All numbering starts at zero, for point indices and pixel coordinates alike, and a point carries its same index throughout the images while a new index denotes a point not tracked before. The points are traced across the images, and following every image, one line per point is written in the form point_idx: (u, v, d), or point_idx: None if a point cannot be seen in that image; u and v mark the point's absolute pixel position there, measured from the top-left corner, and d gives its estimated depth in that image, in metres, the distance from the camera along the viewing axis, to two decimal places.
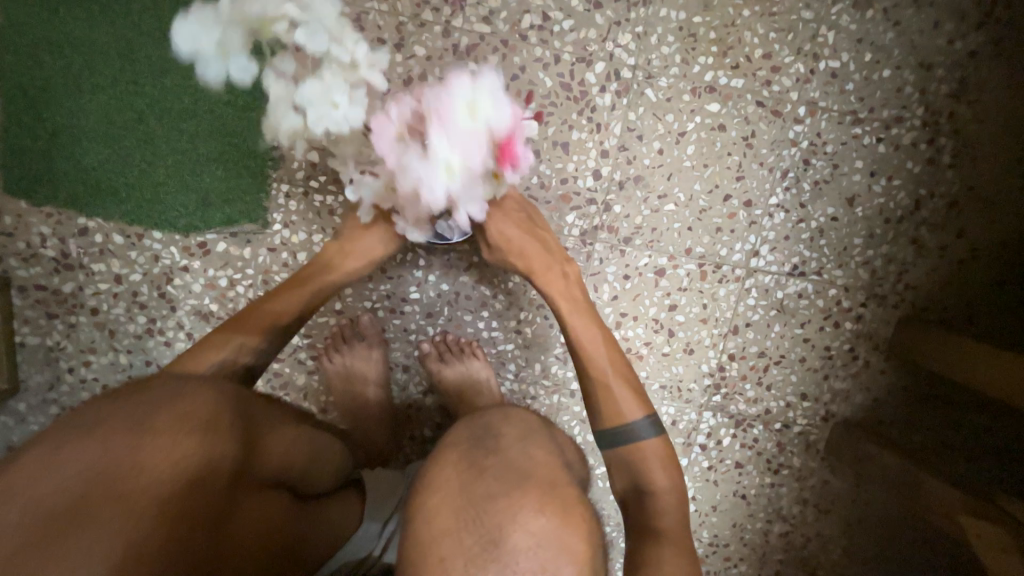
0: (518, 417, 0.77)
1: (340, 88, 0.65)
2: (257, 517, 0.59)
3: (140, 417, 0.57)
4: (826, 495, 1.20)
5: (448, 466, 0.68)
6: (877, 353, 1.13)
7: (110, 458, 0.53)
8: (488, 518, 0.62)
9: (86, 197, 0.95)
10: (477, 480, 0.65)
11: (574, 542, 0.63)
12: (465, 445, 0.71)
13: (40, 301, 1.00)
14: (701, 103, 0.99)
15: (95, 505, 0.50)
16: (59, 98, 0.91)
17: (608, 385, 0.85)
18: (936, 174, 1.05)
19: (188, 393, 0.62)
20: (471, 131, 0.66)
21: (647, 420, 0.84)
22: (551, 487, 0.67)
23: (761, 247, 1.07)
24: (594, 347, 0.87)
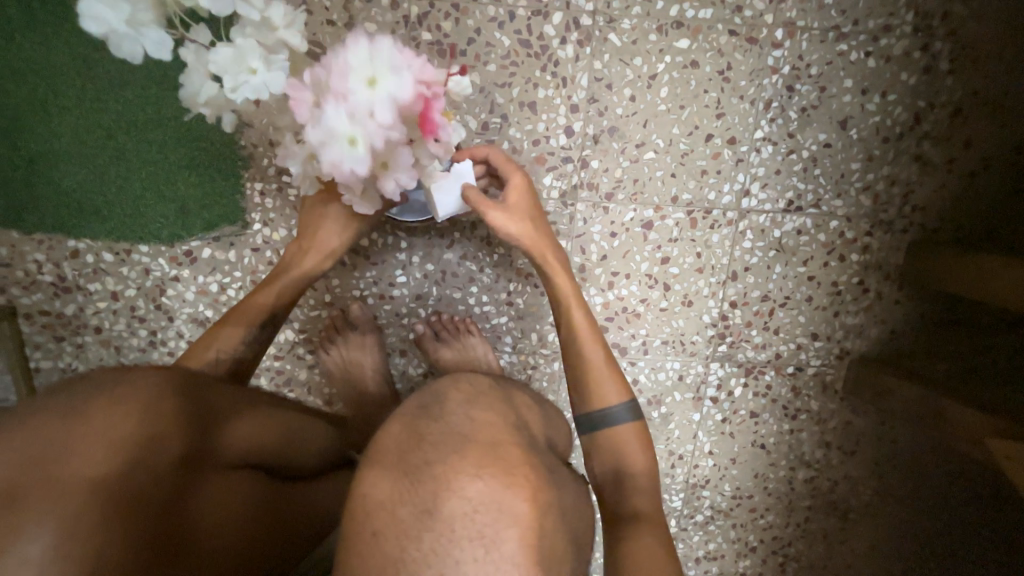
0: (470, 380, 0.74)
1: (251, 50, 0.59)
2: (219, 497, 0.61)
3: (78, 404, 0.54)
4: (850, 436, 1.16)
5: (388, 437, 0.65)
6: (889, 284, 1.08)
7: (48, 449, 0.51)
8: (423, 487, 0.59)
9: (72, 219, 0.97)
10: (415, 449, 0.62)
11: (516, 502, 0.59)
12: (408, 414, 0.67)
13: (47, 325, 1.03)
14: (669, 41, 0.94)
15: (31, 498, 0.48)
16: (29, 125, 0.93)
17: (599, 377, 0.82)
18: (934, 82, 0.97)
19: (135, 377, 0.60)
20: (370, 99, 0.58)
21: (627, 406, 0.81)
22: (492, 449, 0.62)
23: (751, 185, 1.02)
24: (588, 340, 0.84)
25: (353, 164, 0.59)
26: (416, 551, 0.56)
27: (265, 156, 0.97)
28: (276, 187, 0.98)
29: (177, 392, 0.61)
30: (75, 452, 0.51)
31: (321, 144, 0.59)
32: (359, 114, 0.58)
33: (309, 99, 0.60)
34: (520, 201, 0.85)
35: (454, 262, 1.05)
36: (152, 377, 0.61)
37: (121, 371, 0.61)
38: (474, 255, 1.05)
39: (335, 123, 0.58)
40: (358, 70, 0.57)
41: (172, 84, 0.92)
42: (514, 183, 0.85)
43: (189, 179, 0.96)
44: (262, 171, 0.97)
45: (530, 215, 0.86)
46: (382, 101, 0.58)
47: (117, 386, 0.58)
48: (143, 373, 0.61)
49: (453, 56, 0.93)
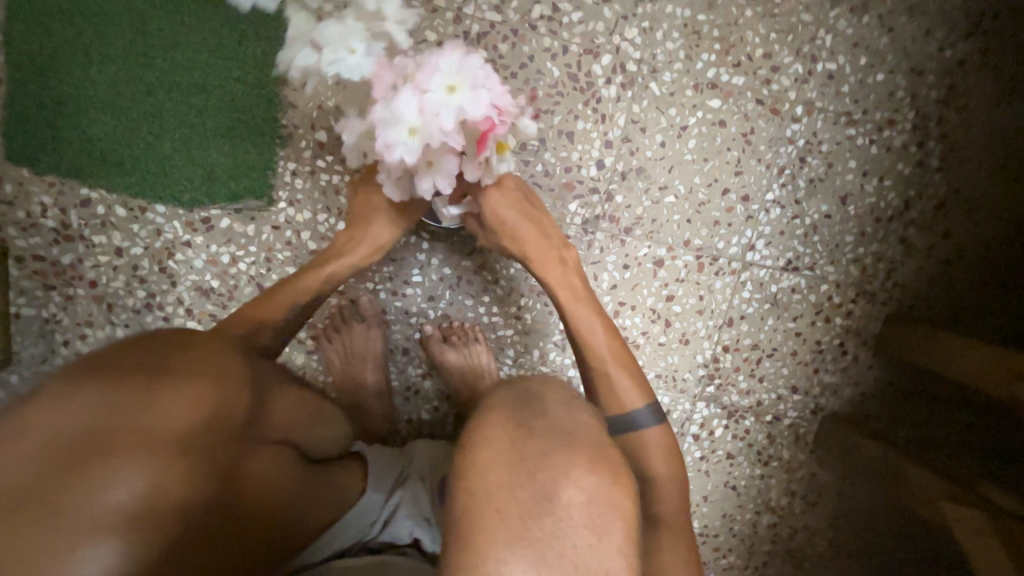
0: (559, 383, 0.72)
1: (357, 33, 0.66)
2: (269, 470, 0.62)
3: (151, 364, 0.57)
4: (814, 488, 1.23)
5: (492, 423, 0.63)
6: (865, 349, 1.17)
7: (128, 402, 0.52)
8: (541, 474, 0.58)
9: (91, 168, 0.95)
10: (528, 438, 0.61)
11: (622, 500, 0.60)
12: (507, 405, 0.65)
13: (38, 272, 0.99)
14: (703, 98, 1.02)
15: (108, 449, 0.49)
16: (68, 68, 0.92)
17: (609, 368, 0.86)
18: (924, 176, 1.09)
19: (197, 347, 0.63)
20: (443, 104, 0.63)
21: (645, 406, 0.84)
22: (599, 446, 0.63)
23: (757, 241, 1.10)
24: (596, 329, 0.87)
25: (405, 151, 0.64)
26: (539, 533, 0.55)
27: (304, 138, 0.98)
28: (309, 170, 0.99)
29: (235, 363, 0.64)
30: (154, 406, 0.53)
31: (385, 122, 0.64)
32: (429, 111, 0.64)
33: (392, 82, 0.66)
34: (506, 210, 0.87)
35: (471, 270, 1.07)
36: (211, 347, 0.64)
37: (182, 339, 0.63)
38: (491, 266, 1.08)
39: (404, 109, 0.63)
40: (445, 79, 0.64)
41: (225, 54, 0.93)
42: (499, 184, 0.87)
43: (222, 148, 0.96)
44: (298, 152, 0.98)
45: (524, 225, 0.88)
46: (451, 110, 0.64)
47: (185, 353, 0.61)
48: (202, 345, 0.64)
49: (504, 76, 0.98)
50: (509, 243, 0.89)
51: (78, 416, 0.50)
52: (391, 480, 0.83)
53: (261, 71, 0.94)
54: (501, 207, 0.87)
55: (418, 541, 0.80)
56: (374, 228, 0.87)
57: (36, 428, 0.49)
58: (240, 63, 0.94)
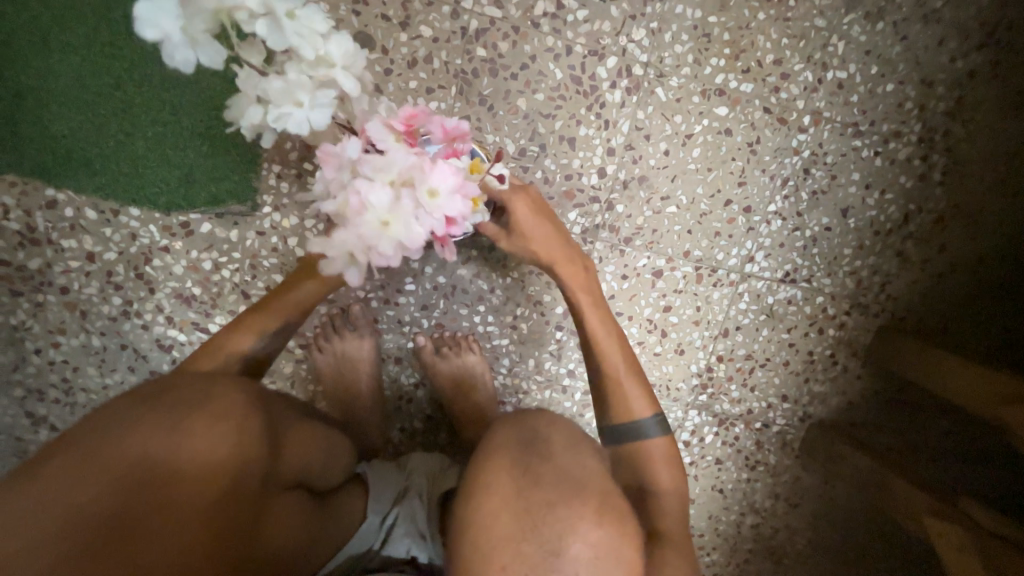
0: (563, 420, 0.73)
1: (304, 86, 0.55)
2: (281, 516, 0.64)
3: (165, 420, 0.58)
4: (797, 490, 1.26)
5: (501, 470, 0.64)
6: (855, 360, 1.18)
7: (148, 464, 0.55)
8: (547, 528, 0.61)
9: (56, 168, 0.88)
10: (533, 489, 0.63)
11: (624, 551, 0.62)
12: (513, 449, 0.67)
13: (4, 277, 0.93)
14: (710, 106, 0.98)
15: (131, 512, 0.53)
16: (25, 57, 0.84)
17: (622, 384, 0.85)
18: (926, 189, 1.08)
19: (210, 398, 0.63)
20: (426, 212, 0.60)
21: (654, 418, 0.84)
22: (603, 496, 0.65)
23: (756, 253, 1.08)
24: (610, 345, 0.87)
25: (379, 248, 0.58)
26: None
27: (289, 139, 0.92)
28: (295, 173, 0.93)
29: (250, 409, 0.65)
30: (170, 468, 0.55)
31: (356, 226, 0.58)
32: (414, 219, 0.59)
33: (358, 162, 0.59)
34: (526, 223, 0.86)
35: (466, 279, 1.04)
36: (227, 395, 0.65)
37: (198, 387, 0.65)
38: (486, 274, 1.04)
39: (375, 203, 0.57)
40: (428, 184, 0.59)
41: None
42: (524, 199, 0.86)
43: (201, 149, 0.89)
44: (283, 154, 0.92)
45: (541, 237, 0.87)
46: (431, 217, 0.60)
47: (200, 405, 0.61)
48: (218, 389, 0.65)
49: (503, 77, 0.92)
50: (532, 247, 0.87)
51: (101, 480, 0.53)
52: (388, 499, 0.81)
53: None
54: (526, 217, 0.86)
55: (415, 558, 0.80)
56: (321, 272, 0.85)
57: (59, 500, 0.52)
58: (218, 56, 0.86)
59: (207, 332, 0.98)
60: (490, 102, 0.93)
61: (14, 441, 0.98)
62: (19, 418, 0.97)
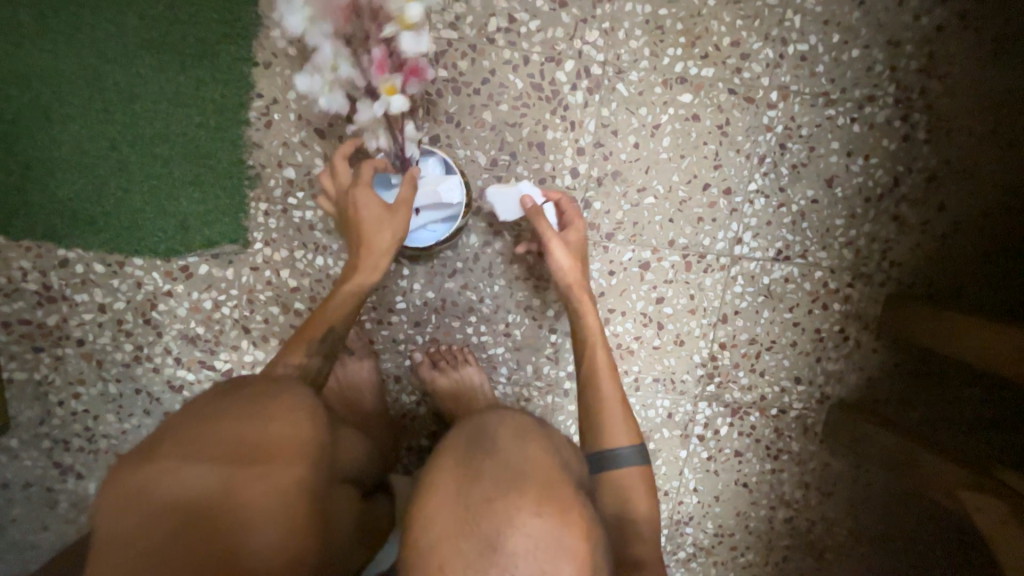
0: (517, 419, 0.76)
1: None
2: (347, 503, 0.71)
3: (242, 432, 0.60)
4: (828, 478, 1.20)
5: (446, 469, 0.66)
6: (867, 333, 1.13)
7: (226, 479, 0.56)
8: (486, 522, 0.58)
9: (64, 228, 0.95)
10: (476, 483, 0.62)
11: (572, 541, 0.58)
12: (462, 449, 0.69)
13: (26, 335, 1.00)
14: (673, 95, 0.99)
15: (248, 502, 0.56)
16: (31, 131, 0.92)
17: (612, 415, 0.86)
18: (912, 150, 1.05)
19: (292, 401, 0.67)
20: None
21: (634, 449, 0.85)
22: (548, 483, 0.63)
23: (744, 234, 1.07)
24: (605, 376, 0.89)
25: None
26: None
27: (272, 177, 0.97)
28: (281, 209, 0.98)
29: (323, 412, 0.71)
30: (250, 480, 0.57)
31: None
32: None
33: None
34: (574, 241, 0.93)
35: (454, 291, 1.06)
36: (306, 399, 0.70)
37: (265, 391, 0.67)
38: (474, 286, 1.06)
39: None
40: None
41: (184, 102, 0.93)
42: (575, 226, 0.94)
43: (193, 196, 0.96)
44: (268, 192, 0.97)
45: (567, 259, 0.91)
46: None
47: (282, 401, 0.66)
48: (291, 391, 0.69)
49: (467, 94, 0.96)
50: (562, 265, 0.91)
51: (216, 472, 0.56)
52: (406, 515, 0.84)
53: (222, 114, 0.94)
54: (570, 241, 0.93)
55: None
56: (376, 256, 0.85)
57: (173, 490, 0.55)
58: (199, 109, 0.93)
59: (213, 368, 1.03)
60: (456, 119, 0.97)
61: (46, 491, 1.04)
62: (49, 468, 1.04)
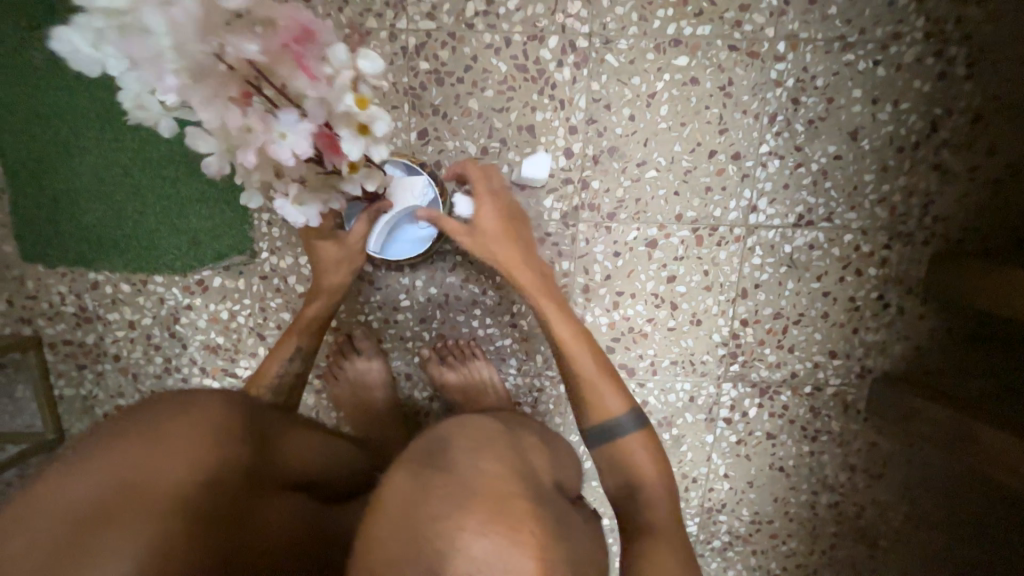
0: (474, 426, 0.73)
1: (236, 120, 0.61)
2: (272, 511, 0.65)
3: (150, 426, 0.61)
4: (875, 458, 1.10)
5: (392, 487, 0.64)
6: (910, 298, 1.03)
7: (126, 470, 0.56)
8: (428, 545, 0.56)
9: (93, 254, 1.02)
10: (422, 502, 0.60)
11: (521, 561, 0.57)
12: (413, 462, 0.66)
13: (70, 354, 1.08)
14: (668, 59, 0.93)
15: (123, 507, 0.54)
16: (55, 166, 0.99)
17: (598, 387, 0.84)
18: (949, 89, 0.93)
19: (196, 408, 0.65)
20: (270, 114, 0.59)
21: (631, 415, 0.82)
22: (495, 501, 0.60)
23: (759, 201, 0.99)
24: (569, 328, 0.86)
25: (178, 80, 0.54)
26: None
27: None
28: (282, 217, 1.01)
29: (239, 417, 0.69)
30: (131, 482, 0.55)
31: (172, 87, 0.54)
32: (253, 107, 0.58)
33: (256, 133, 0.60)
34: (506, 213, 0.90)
35: (457, 285, 1.05)
36: (219, 405, 0.68)
37: (172, 400, 0.66)
38: (476, 278, 1.05)
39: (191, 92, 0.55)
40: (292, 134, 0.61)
41: (185, 123, 0.97)
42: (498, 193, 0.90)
43: (201, 213, 1.00)
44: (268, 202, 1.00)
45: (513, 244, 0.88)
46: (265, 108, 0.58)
47: (186, 407, 0.65)
48: (203, 399, 0.68)
49: (451, 84, 0.94)
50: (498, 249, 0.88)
51: (95, 480, 0.55)
52: None
53: None
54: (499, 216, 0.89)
55: None
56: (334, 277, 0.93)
57: (50, 502, 0.54)
58: None
59: (235, 376, 1.07)
60: (443, 111, 0.95)
61: None
62: None
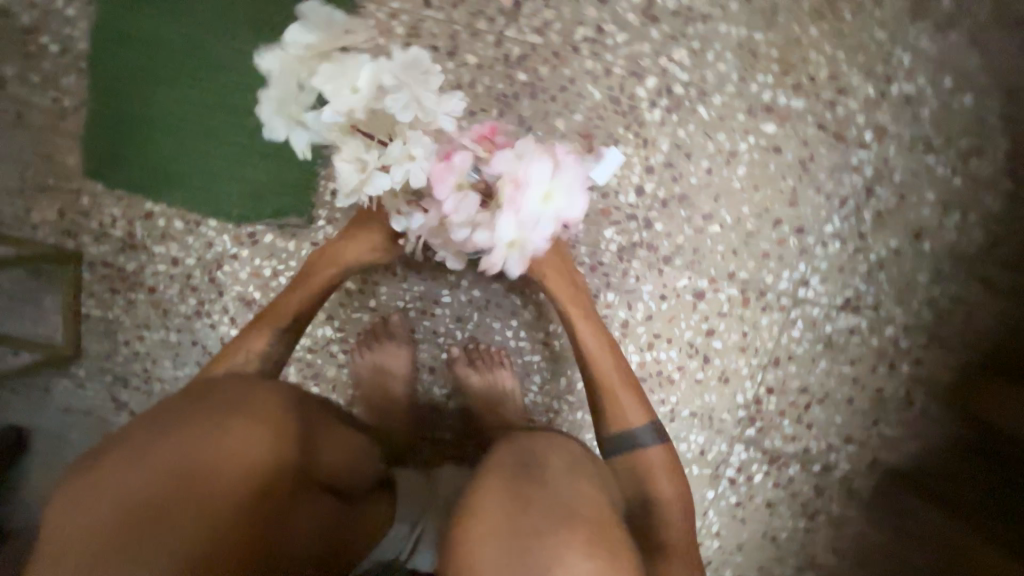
0: (563, 446, 0.75)
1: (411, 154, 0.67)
2: (304, 514, 0.70)
3: (209, 423, 0.66)
4: (864, 548, 1.10)
5: (492, 493, 0.66)
6: (936, 402, 1.04)
7: (174, 463, 0.62)
8: (536, 558, 0.61)
9: (154, 185, 1.03)
10: (527, 514, 0.64)
11: None
12: (509, 472, 0.69)
13: (106, 277, 1.08)
14: (757, 123, 0.95)
15: (174, 501, 0.61)
16: (136, 92, 0.99)
17: (619, 395, 0.87)
18: (1018, 211, 0.95)
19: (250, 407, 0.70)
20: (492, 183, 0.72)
21: (650, 428, 0.86)
22: (598, 529, 0.64)
23: (811, 276, 1.01)
24: (599, 346, 0.88)
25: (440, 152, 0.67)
26: None
27: None
28: None
29: (288, 418, 0.73)
30: (186, 478, 0.62)
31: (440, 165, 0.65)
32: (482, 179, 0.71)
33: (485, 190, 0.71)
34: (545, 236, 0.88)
35: (500, 293, 1.06)
36: (272, 402, 0.73)
37: (234, 395, 0.72)
38: (520, 290, 1.05)
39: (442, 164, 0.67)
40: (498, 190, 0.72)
41: None
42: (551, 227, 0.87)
43: (270, 169, 1.00)
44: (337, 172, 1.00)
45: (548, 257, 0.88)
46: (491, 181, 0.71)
47: (241, 409, 0.69)
48: (260, 395, 0.74)
49: (543, 100, 0.96)
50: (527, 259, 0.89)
51: (155, 470, 0.62)
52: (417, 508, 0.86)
53: None
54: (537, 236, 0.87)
55: None
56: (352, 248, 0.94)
57: (116, 481, 0.61)
58: None
59: None
60: (529, 123, 0.96)
61: (101, 421, 1.13)
62: (107, 400, 1.12)
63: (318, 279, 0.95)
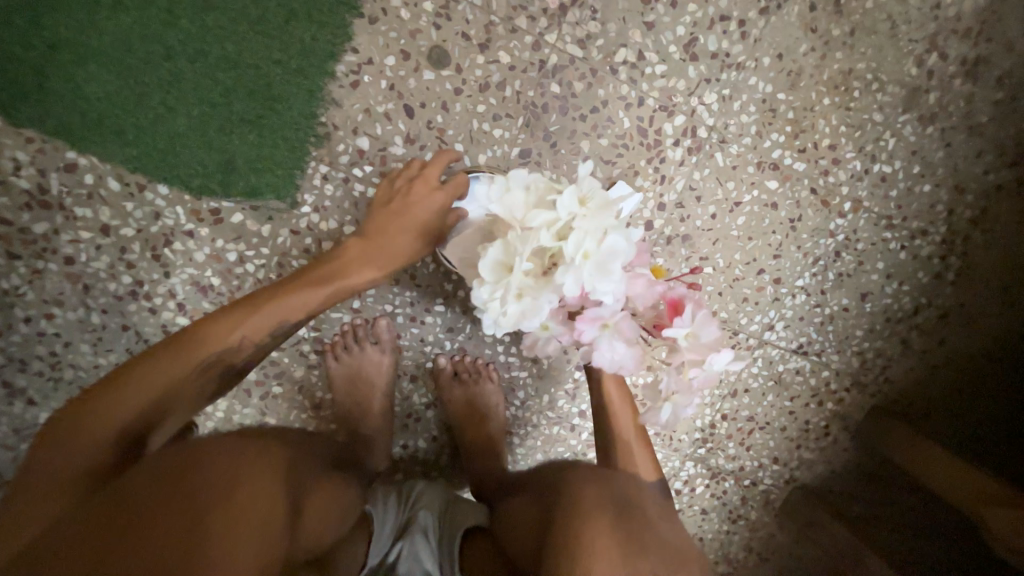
0: (637, 490, 0.79)
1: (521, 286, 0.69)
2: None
3: (201, 488, 0.57)
4: (770, 546, 1.30)
5: (603, 528, 0.67)
6: (846, 434, 1.23)
7: (157, 535, 0.52)
8: None
9: (81, 130, 0.82)
10: (641, 557, 0.67)
11: None
12: (610, 513, 0.70)
13: (2, 236, 0.85)
14: (762, 178, 1.00)
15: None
16: (68, 8, 0.78)
17: (636, 453, 0.91)
18: (938, 287, 1.14)
19: (248, 469, 0.62)
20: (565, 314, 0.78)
21: (659, 483, 0.89)
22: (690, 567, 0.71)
23: (777, 322, 1.12)
24: (625, 412, 0.93)
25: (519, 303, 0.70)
26: None
27: (342, 141, 0.87)
28: (342, 177, 0.88)
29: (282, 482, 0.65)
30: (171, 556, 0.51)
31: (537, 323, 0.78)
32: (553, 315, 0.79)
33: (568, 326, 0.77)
34: None
35: None
36: (266, 463, 0.66)
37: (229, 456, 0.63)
38: None
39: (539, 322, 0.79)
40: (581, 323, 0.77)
41: (266, 30, 0.82)
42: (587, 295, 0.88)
43: (247, 137, 0.84)
44: (332, 155, 0.87)
45: None
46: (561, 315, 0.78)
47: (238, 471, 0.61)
48: (257, 456, 0.66)
49: (572, 117, 0.91)
50: None
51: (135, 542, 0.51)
52: (390, 536, 0.82)
53: (307, 57, 0.83)
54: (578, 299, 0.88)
55: None
56: (367, 267, 0.78)
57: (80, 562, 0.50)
58: (282, 44, 0.82)
59: None
60: (554, 139, 0.91)
61: None
62: None
63: (313, 297, 0.74)
